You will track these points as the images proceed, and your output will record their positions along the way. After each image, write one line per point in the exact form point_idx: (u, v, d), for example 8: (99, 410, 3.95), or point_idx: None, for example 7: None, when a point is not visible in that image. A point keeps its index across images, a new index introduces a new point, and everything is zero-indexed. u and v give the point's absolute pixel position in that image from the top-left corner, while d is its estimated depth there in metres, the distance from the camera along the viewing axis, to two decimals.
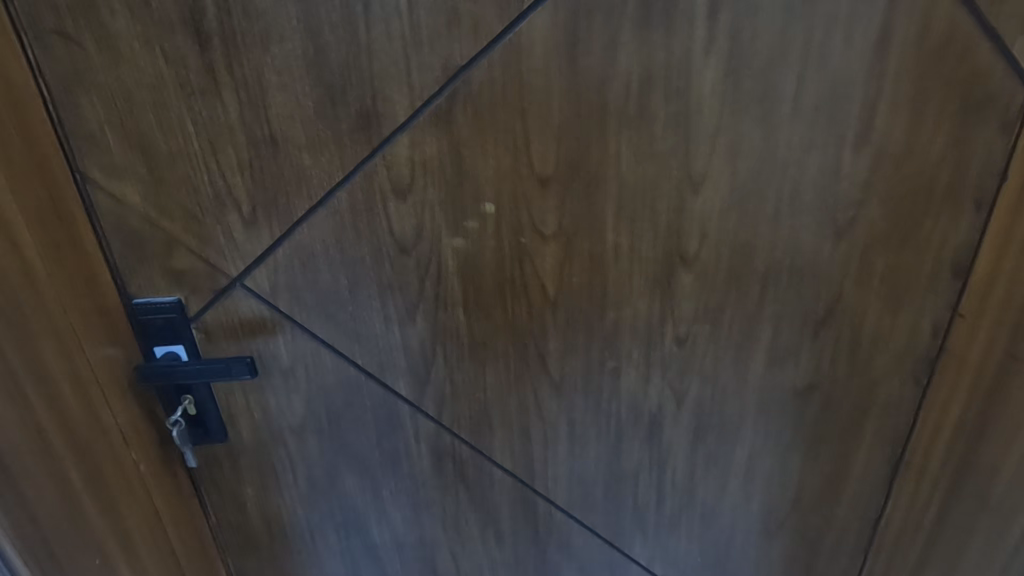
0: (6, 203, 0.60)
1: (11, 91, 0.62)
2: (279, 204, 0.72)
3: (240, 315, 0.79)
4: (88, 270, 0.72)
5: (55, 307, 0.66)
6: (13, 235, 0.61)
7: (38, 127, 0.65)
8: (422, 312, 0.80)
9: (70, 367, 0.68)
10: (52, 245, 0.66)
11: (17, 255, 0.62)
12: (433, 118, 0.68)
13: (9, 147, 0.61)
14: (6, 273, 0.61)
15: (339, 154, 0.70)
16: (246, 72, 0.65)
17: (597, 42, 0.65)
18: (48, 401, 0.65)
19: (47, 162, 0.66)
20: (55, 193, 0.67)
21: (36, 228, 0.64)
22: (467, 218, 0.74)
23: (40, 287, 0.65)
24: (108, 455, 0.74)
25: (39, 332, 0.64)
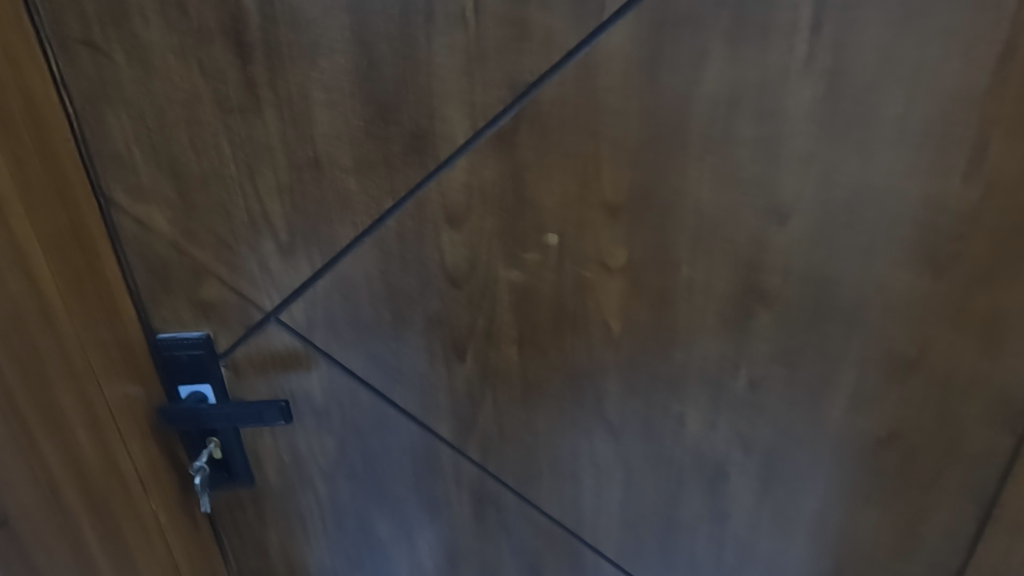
0: (20, 232, 0.54)
1: (30, 106, 0.55)
2: (321, 233, 0.65)
3: (273, 351, 0.72)
4: (110, 302, 0.65)
5: (75, 348, 0.60)
6: (27, 266, 0.55)
7: (60, 146, 0.59)
8: (471, 349, 0.73)
9: (86, 411, 0.62)
10: (72, 278, 0.60)
11: (31, 288, 0.56)
12: (494, 140, 0.61)
13: (27, 168, 0.55)
14: (22, 312, 0.55)
15: (389, 179, 0.63)
16: (289, 88, 0.59)
17: (683, 58, 0.58)
18: (60, 449, 0.59)
19: (68, 184, 0.60)
20: (76, 220, 0.61)
21: (56, 261, 0.58)
22: (527, 249, 0.67)
23: (57, 323, 0.58)
24: (125, 505, 0.67)
25: (53, 373, 0.58)
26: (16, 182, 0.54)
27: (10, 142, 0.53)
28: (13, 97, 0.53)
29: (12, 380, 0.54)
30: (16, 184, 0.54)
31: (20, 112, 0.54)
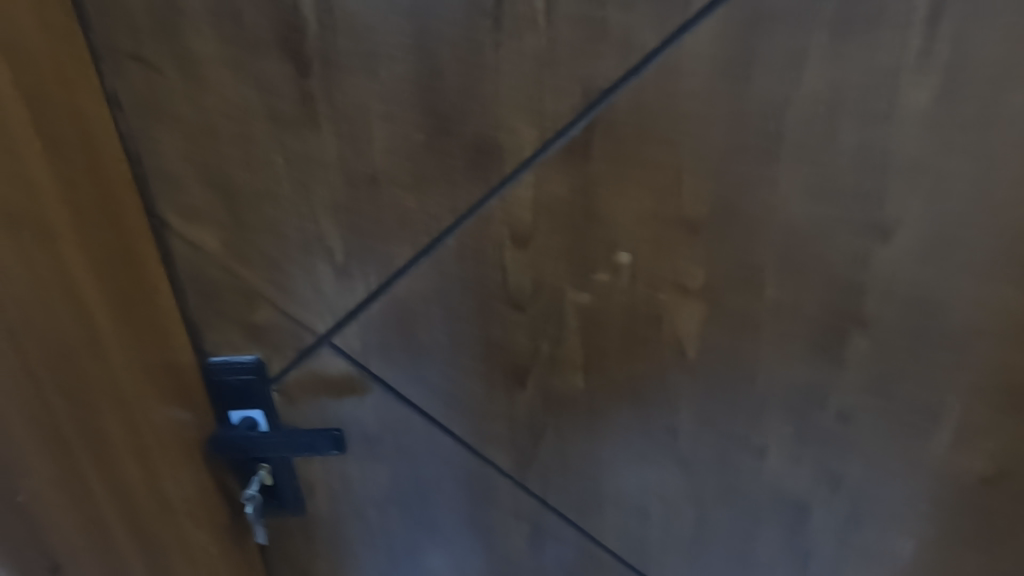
0: (69, 261, 0.51)
1: (82, 126, 0.53)
2: (377, 253, 0.62)
3: (325, 376, 0.69)
4: (162, 327, 0.63)
5: (125, 375, 0.57)
6: (78, 296, 0.52)
7: (113, 167, 0.56)
8: (533, 375, 0.68)
9: (136, 446, 0.59)
10: (122, 303, 0.57)
11: (81, 321, 0.52)
12: (564, 152, 0.56)
13: (78, 192, 0.52)
14: (68, 339, 0.51)
15: (450, 195, 0.59)
16: (347, 101, 0.55)
17: (777, 57, 0.52)
18: (106, 480, 0.55)
19: (119, 206, 0.57)
20: (129, 244, 0.58)
21: (107, 286, 0.55)
22: (597, 269, 0.62)
23: (107, 355, 0.55)
24: (174, 540, 0.64)
25: (102, 407, 0.55)
26: (66, 208, 0.51)
27: (59, 167, 0.50)
28: (65, 118, 0.51)
29: (62, 420, 0.50)
30: (66, 210, 0.51)
31: (70, 131, 0.51)
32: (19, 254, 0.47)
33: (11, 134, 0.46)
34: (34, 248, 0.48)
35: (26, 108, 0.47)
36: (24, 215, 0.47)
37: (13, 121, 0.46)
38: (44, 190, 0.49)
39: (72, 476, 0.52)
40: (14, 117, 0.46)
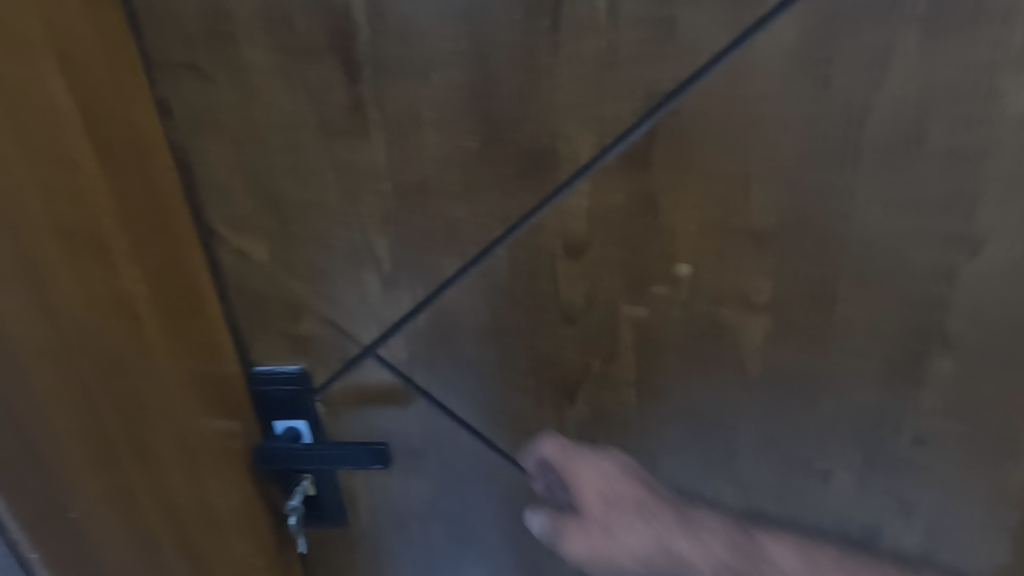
0: (122, 273, 0.51)
1: (133, 133, 0.52)
2: (426, 264, 0.60)
3: (369, 388, 0.67)
4: (210, 336, 0.62)
5: (174, 386, 0.57)
6: (129, 308, 0.52)
7: (164, 175, 0.56)
8: (584, 391, 0.65)
9: (184, 457, 0.58)
10: (171, 313, 0.57)
11: (132, 333, 0.52)
12: (623, 159, 0.54)
13: (131, 204, 0.52)
14: (123, 354, 0.51)
15: (502, 204, 0.56)
16: (398, 108, 0.53)
17: (861, 56, 0.48)
18: (157, 499, 0.55)
19: (169, 217, 0.57)
20: (178, 253, 0.58)
21: (157, 296, 0.55)
22: (655, 282, 0.58)
23: (157, 365, 0.55)
24: (221, 552, 0.64)
25: (155, 421, 0.55)
26: (119, 220, 0.51)
27: (113, 178, 0.50)
28: (119, 130, 0.50)
29: (115, 435, 0.50)
30: (119, 222, 0.51)
31: (122, 139, 0.51)
32: (75, 268, 0.46)
33: (67, 148, 0.46)
34: (88, 261, 0.48)
35: (82, 121, 0.47)
36: (79, 227, 0.47)
37: (69, 134, 0.46)
38: (98, 202, 0.49)
39: (127, 493, 0.51)
40: (70, 130, 0.46)
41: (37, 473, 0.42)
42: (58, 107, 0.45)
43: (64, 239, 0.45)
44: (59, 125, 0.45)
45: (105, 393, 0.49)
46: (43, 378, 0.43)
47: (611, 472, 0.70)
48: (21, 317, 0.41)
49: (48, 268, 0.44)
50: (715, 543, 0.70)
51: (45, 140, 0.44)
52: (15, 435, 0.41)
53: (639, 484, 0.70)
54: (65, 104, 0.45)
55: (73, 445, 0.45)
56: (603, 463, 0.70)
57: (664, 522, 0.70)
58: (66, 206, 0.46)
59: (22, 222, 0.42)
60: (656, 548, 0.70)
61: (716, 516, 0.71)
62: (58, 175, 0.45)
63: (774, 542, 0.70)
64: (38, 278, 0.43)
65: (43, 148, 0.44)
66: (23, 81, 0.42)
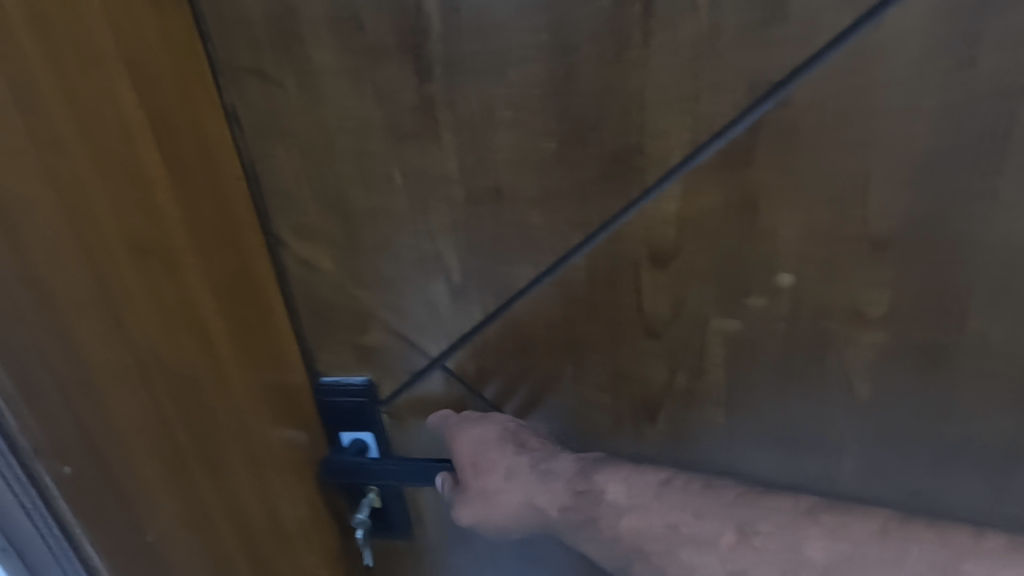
0: (193, 288, 0.50)
1: (201, 142, 0.51)
2: (497, 273, 0.56)
3: (437, 401, 0.65)
4: (277, 348, 0.61)
5: (245, 400, 0.56)
6: (202, 323, 0.51)
7: (231, 184, 0.54)
8: (666, 409, 0.60)
9: (256, 472, 0.57)
10: (240, 326, 0.56)
11: (205, 349, 0.51)
12: (720, 159, 0.48)
13: (201, 217, 0.51)
14: (195, 370, 0.50)
15: (581, 210, 0.52)
16: (471, 108, 0.49)
17: (1016, 31, 0.40)
18: (229, 514, 0.54)
19: (238, 228, 0.55)
20: (246, 264, 0.56)
21: (227, 309, 0.54)
22: (751, 293, 0.53)
23: (228, 379, 0.54)
24: (290, 563, 0.63)
25: (226, 436, 0.54)
26: (189, 234, 0.50)
27: (183, 191, 0.49)
28: (188, 141, 0.49)
29: (187, 453, 0.49)
30: (189, 236, 0.49)
31: (190, 148, 0.49)
32: (147, 285, 0.46)
33: (139, 163, 0.45)
34: (161, 278, 0.47)
35: (152, 134, 0.46)
36: (152, 243, 0.46)
37: (141, 148, 0.45)
38: (169, 216, 0.47)
39: (200, 510, 0.50)
40: (141, 144, 0.45)
41: (115, 493, 0.42)
42: (129, 121, 0.44)
43: (137, 256, 0.45)
44: (131, 137, 0.44)
45: (177, 409, 0.48)
46: (117, 397, 0.43)
47: (489, 438, 0.61)
48: (95, 336, 0.41)
49: (122, 287, 0.43)
50: (554, 485, 0.62)
51: (117, 156, 0.43)
52: (91, 455, 0.40)
53: (509, 449, 0.62)
54: (135, 117, 0.44)
55: (149, 464, 0.45)
56: (478, 429, 0.62)
57: (528, 477, 0.62)
58: (138, 222, 0.45)
59: (94, 240, 0.41)
60: (521, 507, 0.63)
61: (572, 461, 0.62)
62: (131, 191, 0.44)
63: (609, 480, 0.60)
64: (112, 296, 0.42)
65: (115, 163, 0.43)
66: (95, 96, 0.41)
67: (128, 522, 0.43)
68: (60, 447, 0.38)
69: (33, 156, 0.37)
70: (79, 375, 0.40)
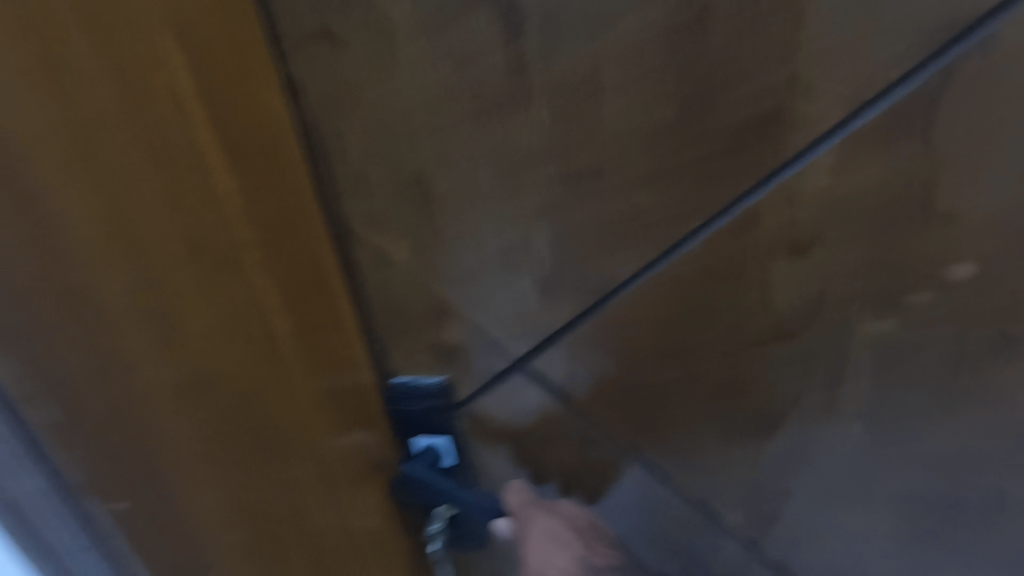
0: (256, 285, 0.47)
1: (261, 120, 0.45)
2: (593, 264, 0.48)
3: (518, 407, 0.58)
4: (346, 349, 0.55)
5: (308, 404, 0.52)
6: (264, 324, 0.48)
7: (292, 166, 0.48)
8: (791, 423, 0.51)
9: (323, 480, 0.54)
10: (304, 327, 0.51)
11: (265, 348, 0.48)
12: (889, 120, 0.38)
13: (265, 207, 0.46)
14: (254, 370, 0.47)
15: (701, 189, 0.43)
16: (571, 68, 0.41)
17: None
18: (290, 516, 0.52)
19: (307, 219, 0.50)
20: (311, 258, 0.51)
21: (288, 308, 0.49)
22: (915, 289, 0.43)
23: (291, 381, 0.50)
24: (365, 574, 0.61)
25: (287, 439, 0.51)
26: (254, 226, 0.46)
27: (246, 179, 0.45)
28: (251, 121, 0.45)
29: (244, 456, 0.47)
30: (253, 229, 0.46)
31: (246, 128, 0.44)
32: (202, 284, 0.43)
33: (194, 151, 0.41)
34: (217, 276, 0.44)
35: (209, 116, 0.42)
36: (208, 238, 0.43)
37: (196, 134, 0.41)
38: (230, 208, 0.44)
39: (261, 515, 0.49)
40: (195, 129, 0.41)
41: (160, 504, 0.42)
42: (182, 102, 0.40)
43: (190, 253, 0.42)
44: (179, 120, 0.40)
45: (233, 409, 0.46)
46: (164, 398, 0.41)
47: (556, 528, 0.63)
48: (143, 341, 0.40)
49: (173, 286, 0.41)
50: None
51: (167, 144, 0.40)
52: (132, 463, 0.40)
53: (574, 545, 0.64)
54: (190, 97, 0.41)
55: (198, 463, 0.44)
56: (550, 519, 0.63)
57: None
58: (193, 216, 0.42)
59: (140, 237, 0.39)
60: None
61: None
62: (183, 181, 0.41)
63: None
64: (163, 296, 0.41)
65: (165, 153, 0.40)
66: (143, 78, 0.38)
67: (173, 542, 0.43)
68: (99, 475, 0.39)
69: (66, 151, 0.35)
70: (123, 379, 0.39)
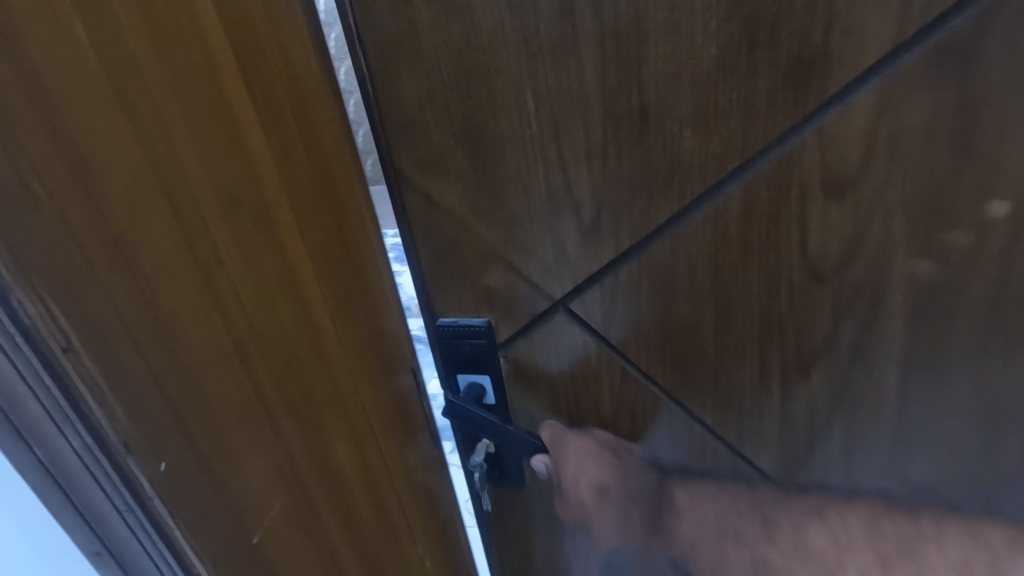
0: (291, 249, 0.42)
1: (291, 77, 0.44)
2: (636, 207, 0.50)
3: (558, 348, 0.61)
4: (374, 317, 0.54)
5: (347, 382, 0.48)
6: (300, 293, 0.43)
7: (322, 127, 0.47)
8: (825, 364, 0.53)
9: (360, 451, 0.50)
10: (339, 294, 0.48)
11: (305, 323, 0.43)
12: (935, 57, 0.39)
13: (295, 168, 0.43)
14: (298, 348, 0.42)
15: (745, 129, 0.45)
16: (621, 11, 0.43)
17: None
18: (340, 507, 0.47)
19: (330, 176, 0.48)
20: (341, 221, 0.50)
21: (324, 275, 0.46)
22: (953, 228, 0.44)
23: (328, 359, 0.46)
24: (394, 552, 0.57)
25: (329, 425, 0.46)
26: (282, 185, 0.42)
27: (274, 135, 0.41)
28: (275, 72, 0.42)
29: (294, 447, 0.41)
30: (281, 187, 0.41)
31: (276, 83, 0.42)
32: (243, 246, 0.37)
33: (225, 99, 0.36)
34: (258, 238, 0.39)
35: (238, 65, 0.38)
36: (246, 198, 0.38)
37: (226, 80, 0.36)
38: (261, 164, 0.39)
39: (313, 506, 0.44)
40: (225, 73, 0.36)
41: (218, 492, 0.34)
42: (213, 48, 0.35)
43: (229, 213, 0.36)
44: (215, 68, 0.35)
45: (281, 395, 0.40)
46: (216, 381, 0.34)
47: (591, 450, 0.64)
48: (189, 310, 0.32)
49: (214, 250, 0.34)
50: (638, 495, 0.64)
51: (202, 89, 0.34)
52: (191, 455, 0.32)
53: (609, 466, 0.64)
54: (219, 41, 0.36)
55: (254, 458, 0.37)
56: (582, 441, 0.64)
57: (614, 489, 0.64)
58: (229, 170, 0.36)
59: (181, 192, 0.32)
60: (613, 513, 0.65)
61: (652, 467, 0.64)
62: (219, 132, 0.36)
63: (677, 489, 0.63)
64: (206, 260, 0.34)
65: (202, 98, 0.34)
66: (174, 12, 0.32)
67: (236, 528, 0.36)
68: (151, 435, 0.30)
69: (104, 81, 0.28)
70: (174, 361, 0.31)
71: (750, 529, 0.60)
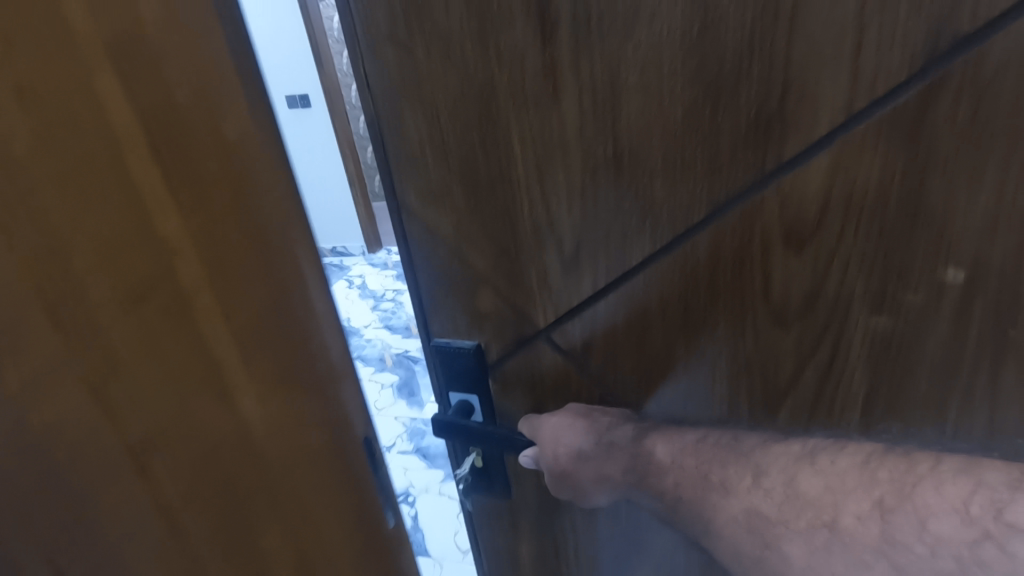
0: (211, 337, 0.38)
1: (220, 143, 0.38)
2: (612, 246, 0.54)
3: (543, 373, 0.65)
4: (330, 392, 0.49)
5: (277, 472, 0.44)
6: (220, 381, 0.39)
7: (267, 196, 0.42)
8: (792, 403, 0.55)
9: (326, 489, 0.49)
10: (274, 380, 0.43)
11: (227, 414, 0.40)
12: (884, 128, 0.42)
13: (225, 244, 0.39)
14: (212, 439, 0.39)
15: (710, 183, 0.48)
16: (598, 72, 0.47)
17: None
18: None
19: (274, 249, 0.43)
20: (283, 300, 0.44)
21: (254, 361, 0.41)
22: (908, 287, 0.46)
23: (254, 450, 0.42)
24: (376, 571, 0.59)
25: (251, 516, 0.42)
26: (205, 266, 0.38)
27: (194, 212, 0.37)
28: (204, 141, 0.37)
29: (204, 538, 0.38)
30: (209, 270, 0.38)
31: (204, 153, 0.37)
32: (145, 339, 0.34)
33: (130, 183, 0.33)
34: (166, 329, 0.35)
35: (149, 141, 0.34)
36: (150, 288, 0.34)
37: (130, 162, 0.33)
38: (175, 247, 0.36)
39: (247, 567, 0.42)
40: (127, 154, 0.33)
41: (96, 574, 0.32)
42: (114, 130, 0.32)
43: (132, 305, 0.33)
44: (111, 152, 0.32)
45: (187, 489, 0.37)
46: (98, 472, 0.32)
47: (567, 421, 0.63)
48: (68, 400, 0.31)
49: (103, 343, 0.32)
50: (617, 455, 0.60)
51: (96, 175, 0.31)
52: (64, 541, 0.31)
53: (586, 431, 0.61)
54: (122, 119, 0.32)
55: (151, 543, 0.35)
56: (555, 418, 0.63)
57: (590, 453, 0.61)
58: (133, 259, 0.33)
59: (61, 283, 0.30)
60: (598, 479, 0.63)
61: (630, 427, 0.60)
62: (119, 219, 0.32)
63: (655, 440, 0.58)
64: (94, 352, 0.32)
65: (91, 186, 0.31)
66: (54, 101, 0.29)
67: None
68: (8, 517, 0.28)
69: None
70: (31, 470, 0.29)
71: (737, 475, 0.52)
